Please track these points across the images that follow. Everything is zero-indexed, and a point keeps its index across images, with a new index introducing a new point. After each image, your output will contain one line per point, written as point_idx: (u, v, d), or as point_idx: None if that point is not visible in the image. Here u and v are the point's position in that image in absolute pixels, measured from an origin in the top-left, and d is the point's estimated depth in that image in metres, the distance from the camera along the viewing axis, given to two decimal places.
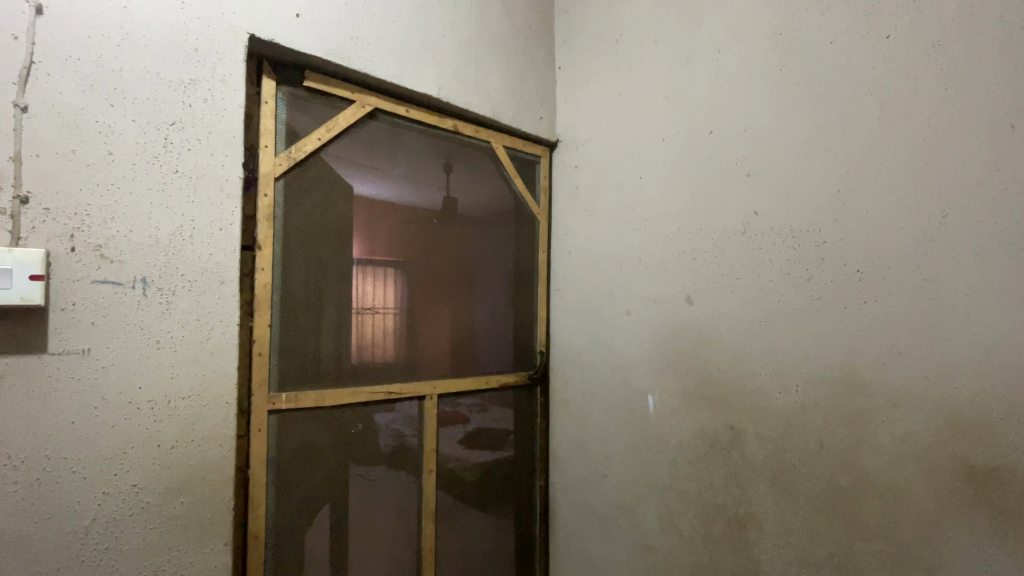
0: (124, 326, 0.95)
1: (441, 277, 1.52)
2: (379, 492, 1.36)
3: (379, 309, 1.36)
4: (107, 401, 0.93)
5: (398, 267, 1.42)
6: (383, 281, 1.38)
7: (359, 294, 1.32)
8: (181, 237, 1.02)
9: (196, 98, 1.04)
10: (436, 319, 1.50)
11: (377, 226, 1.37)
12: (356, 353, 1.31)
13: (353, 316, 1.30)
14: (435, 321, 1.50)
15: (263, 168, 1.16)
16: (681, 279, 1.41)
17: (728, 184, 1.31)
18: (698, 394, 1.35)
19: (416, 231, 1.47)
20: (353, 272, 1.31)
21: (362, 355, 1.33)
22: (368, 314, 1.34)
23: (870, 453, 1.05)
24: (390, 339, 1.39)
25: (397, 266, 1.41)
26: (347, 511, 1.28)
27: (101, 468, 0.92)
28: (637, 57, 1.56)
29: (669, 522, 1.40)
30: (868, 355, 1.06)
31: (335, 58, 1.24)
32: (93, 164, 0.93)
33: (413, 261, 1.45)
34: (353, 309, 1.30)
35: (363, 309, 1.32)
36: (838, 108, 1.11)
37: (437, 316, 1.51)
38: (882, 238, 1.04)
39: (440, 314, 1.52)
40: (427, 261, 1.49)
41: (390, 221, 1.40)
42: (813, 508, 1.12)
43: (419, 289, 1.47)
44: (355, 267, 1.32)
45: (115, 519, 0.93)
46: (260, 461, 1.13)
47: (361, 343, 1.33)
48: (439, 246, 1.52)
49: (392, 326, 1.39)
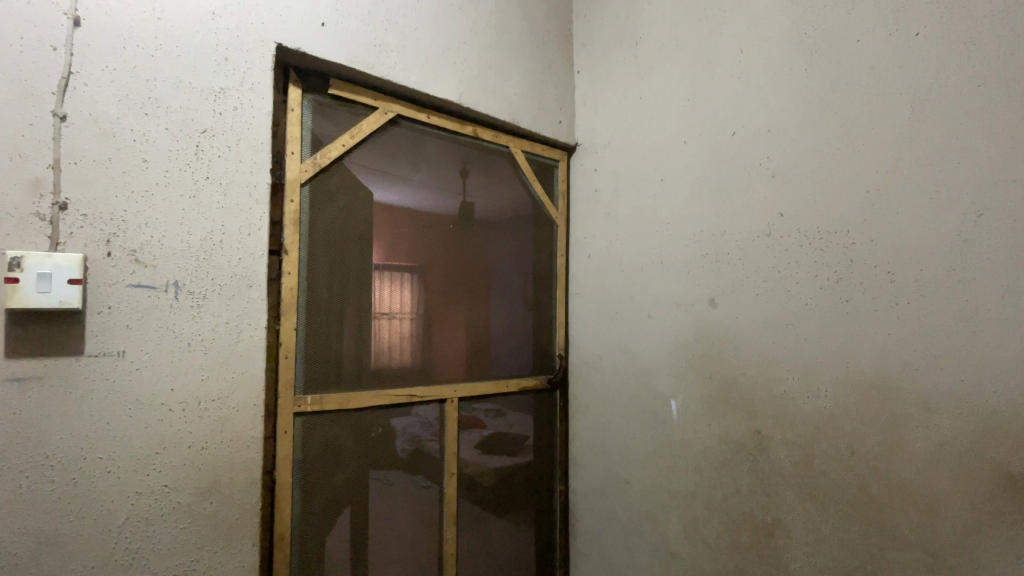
0: (158, 328, 0.97)
1: (458, 282, 1.53)
2: (401, 495, 1.36)
3: (396, 313, 1.36)
4: (140, 402, 0.95)
5: (415, 271, 1.42)
6: (401, 285, 1.38)
7: (378, 299, 1.33)
8: (211, 242, 1.03)
9: (226, 106, 1.06)
10: (452, 323, 1.51)
11: (397, 232, 1.38)
12: (374, 357, 1.32)
13: (372, 321, 1.31)
14: (452, 326, 1.51)
15: (288, 174, 1.18)
16: (704, 282, 1.39)
17: (752, 186, 1.30)
18: (723, 399, 1.34)
19: (434, 236, 1.47)
20: (373, 278, 1.32)
21: (381, 359, 1.34)
22: (386, 319, 1.34)
23: (904, 460, 1.02)
24: (407, 343, 1.39)
25: (415, 271, 1.42)
26: (369, 514, 1.29)
27: (135, 468, 0.94)
28: (657, 61, 1.56)
29: (693, 529, 1.39)
30: (899, 360, 1.03)
31: (359, 66, 1.26)
32: (127, 172, 0.95)
33: (431, 265, 1.46)
34: (372, 314, 1.31)
35: (380, 314, 1.33)
36: (867, 108, 1.10)
37: (453, 320, 1.51)
38: (914, 240, 1.02)
39: (457, 318, 1.52)
40: (443, 265, 1.49)
41: (409, 226, 1.41)
42: (844, 516, 1.10)
43: (436, 293, 1.47)
44: (375, 272, 1.33)
45: (148, 519, 0.94)
46: (286, 463, 1.15)
47: (378, 347, 1.33)
48: (457, 251, 1.53)
49: (409, 330, 1.40)
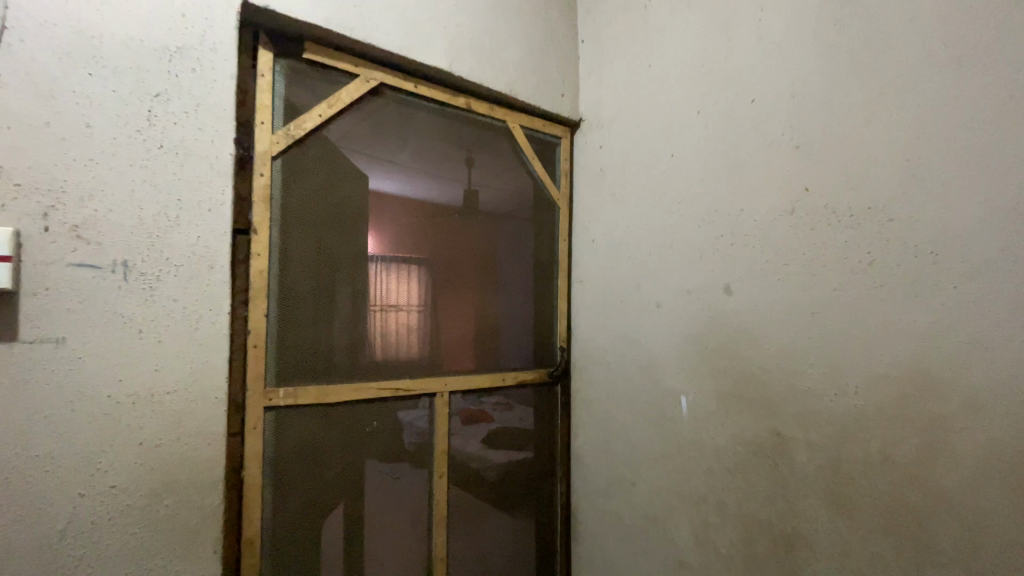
0: (104, 312, 0.88)
1: (469, 272, 1.44)
2: (406, 491, 1.31)
3: (403, 307, 1.29)
4: (85, 394, 0.86)
5: (424, 263, 1.35)
6: (408, 277, 1.31)
7: (382, 291, 1.26)
8: (166, 217, 0.93)
9: (183, 67, 0.96)
10: (462, 315, 1.42)
11: (401, 220, 1.31)
12: (380, 351, 1.26)
13: (376, 314, 1.25)
14: (462, 317, 1.42)
15: (257, 146, 1.08)
16: (719, 267, 1.26)
17: (773, 159, 1.16)
18: (738, 396, 1.21)
19: (442, 225, 1.40)
20: (375, 268, 1.25)
21: (387, 352, 1.27)
22: (393, 312, 1.28)
23: (946, 467, 0.89)
24: (415, 337, 1.32)
25: (423, 261, 1.34)
26: (366, 512, 1.21)
27: (78, 467, 0.85)
28: (668, 25, 1.42)
29: (704, 537, 1.27)
30: (943, 353, 0.90)
31: (336, 27, 1.14)
32: (69, 138, 0.86)
33: (439, 255, 1.38)
34: (375, 307, 1.24)
35: (385, 307, 1.26)
36: (907, 65, 0.96)
37: (463, 312, 1.42)
38: (961, 215, 0.88)
39: (468, 310, 1.43)
40: (452, 254, 1.41)
41: (414, 214, 1.34)
42: (875, 528, 0.97)
43: (445, 285, 1.39)
44: (376, 262, 1.25)
45: (94, 522, 0.86)
46: (255, 462, 1.05)
47: (385, 341, 1.27)
48: (467, 240, 1.44)
49: (418, 323, 1.32)
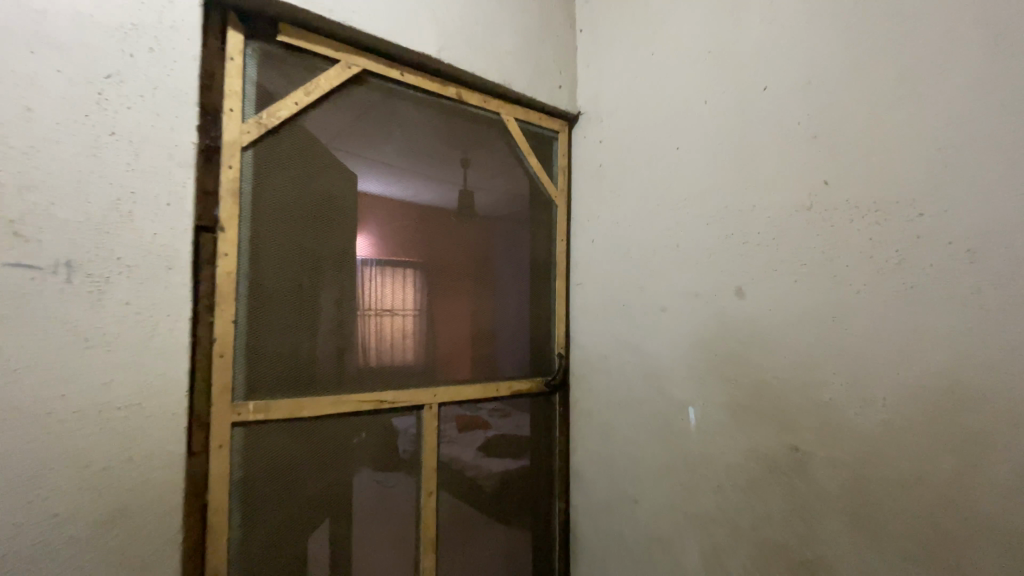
0: (44, 318, 0.78)
1: (468, 274, 1.35)
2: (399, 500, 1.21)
3: (398, 311, 1.20)
4: (20, 411, 0.75)
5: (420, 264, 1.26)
6: (403, 280, 1.22)
7: (374, 294, 1.17)
8: (118, 213, 0.84)
9: (140, 47, 0.87)
10: (461, 320, 1.33)
11: (394, 217, 1.22)
12: (374, 357, 1.16)
13: (368, 318, 1.15)
14: (461, 323, 1.33)
15: (226, 135, 0.98)
16: (729, 268, 1.17)
17: (786, 150, 1.07)
18: (751, 407, 1.11)
19: (439, 223, 1.31)
20: (366, 269, 1.16)
21: (381, 357, 1.18)
22: (386, 316, 1.19)
23: (986, 490, 0.79)
24: (411, 342, 1.23)
25: (419, 263, 1.25)
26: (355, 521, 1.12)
27: (12, 493, 0.74)
28: (670, 11, 1.34)
29: (714, 560, 1.17)
30: (983, 361, 0.80)
31: (314, 7, 1.05)
32: (5, 122, 0.76)
33: (436, 256, 1.29)
34: (367, 310, 1.15)
35: (378, 311, 1.17)
36: (935, 44, 0.87)
37: (462, 317, 1.33)
38: (1000, 207, 0.79)
39: (466, 315, 1.34)
40: (449, 255, 1.32)
41: (409, 211, 1.25)
42: (905, 556, 0.87)
43: (443, 288, 1.30)
44: (367, 262, 1.16)
45: (31, 555, 0.75)
46: (221, 484, 0.94)
47: (378, 346, 1.17)
48: (465, 240, 1.35)
49: (414, 328, 1.23)
